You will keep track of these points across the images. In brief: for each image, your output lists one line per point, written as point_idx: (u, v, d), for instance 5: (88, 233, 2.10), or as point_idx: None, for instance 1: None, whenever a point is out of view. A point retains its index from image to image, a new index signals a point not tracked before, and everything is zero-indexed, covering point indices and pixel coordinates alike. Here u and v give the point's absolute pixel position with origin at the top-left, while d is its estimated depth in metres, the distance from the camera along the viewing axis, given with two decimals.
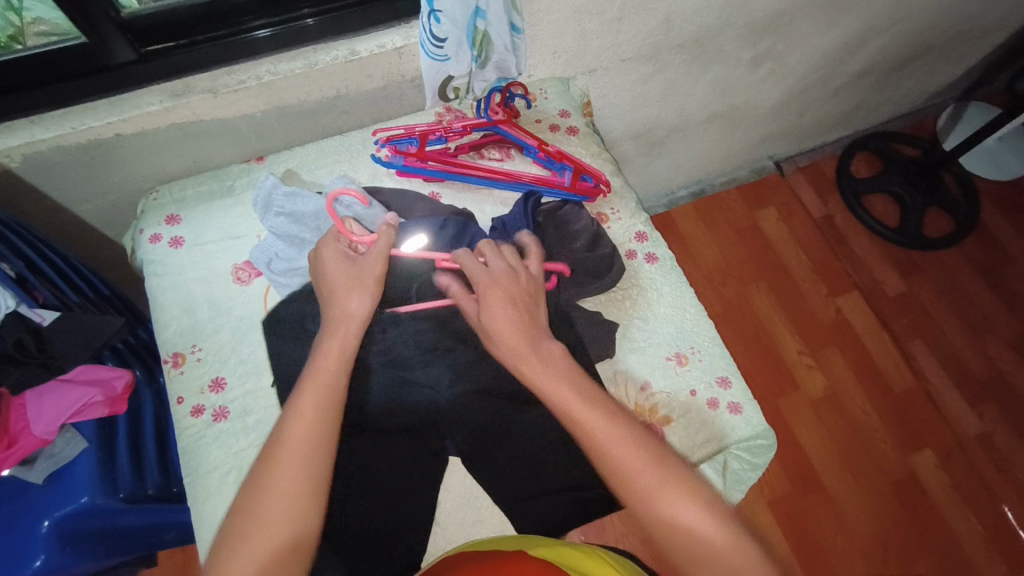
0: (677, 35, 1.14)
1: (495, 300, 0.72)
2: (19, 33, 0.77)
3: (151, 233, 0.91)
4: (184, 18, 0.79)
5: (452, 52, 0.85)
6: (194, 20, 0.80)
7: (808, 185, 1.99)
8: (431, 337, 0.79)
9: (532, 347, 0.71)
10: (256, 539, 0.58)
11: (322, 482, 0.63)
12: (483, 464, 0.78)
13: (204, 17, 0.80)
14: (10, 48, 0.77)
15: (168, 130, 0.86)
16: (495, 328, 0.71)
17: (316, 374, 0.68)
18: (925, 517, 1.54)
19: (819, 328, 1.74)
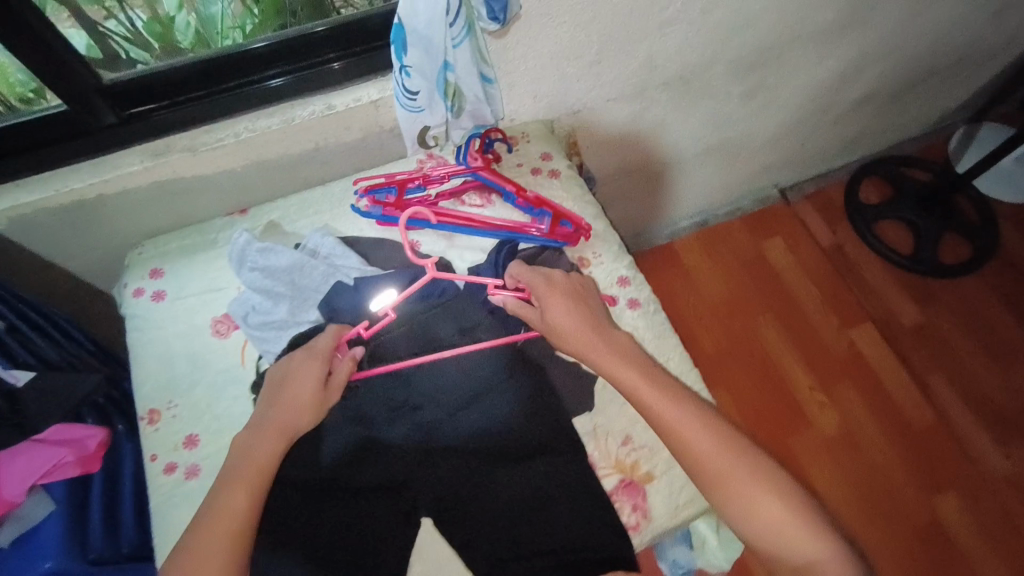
0: (661, 73, 1.13)
1: (557, 301, 0.81)
2: (39, 88, 0.80)
3: (134, 288, 0.92)
4: (167, 83, 0.82)
5: (425, 104, 0.85)
6: (174, 83, 0.82)
7: (815, 213, 1.94)
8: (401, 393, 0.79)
9: (564, 338, 0.80)
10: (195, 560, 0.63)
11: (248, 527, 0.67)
12: (455, 525, 0.74)
13: (183, 79, 0.83)
14: (34, 103, 0.80)
15: (151, 188, 0.88)
16: (559, 324, 0.80)
17: (265, 425, 0.73)
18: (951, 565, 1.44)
19: (830, 362, 1.68)
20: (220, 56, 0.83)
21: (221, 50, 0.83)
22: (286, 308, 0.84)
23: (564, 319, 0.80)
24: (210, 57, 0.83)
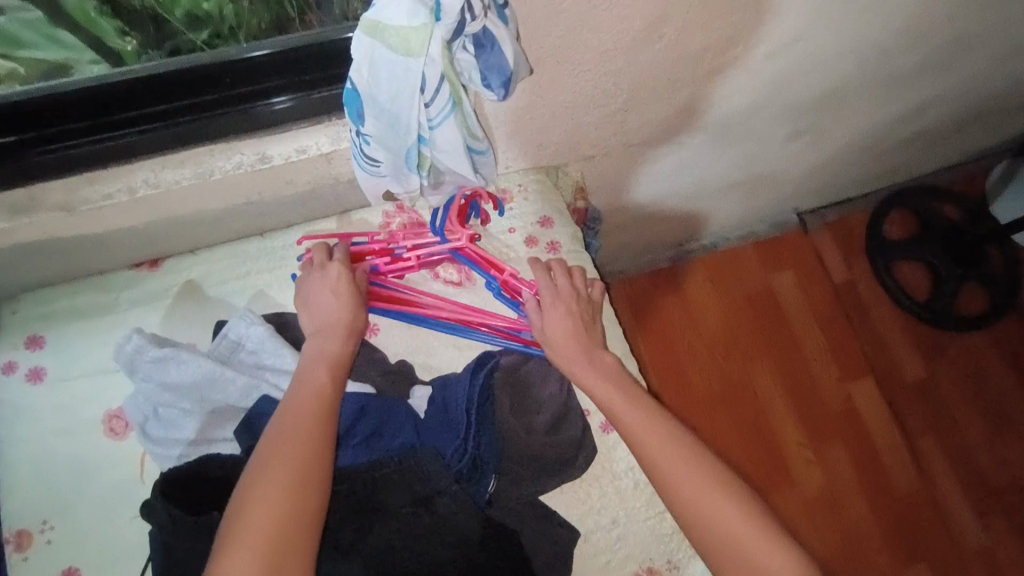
0: (699, 119, 0.91)
1: (557, 312, 0.72)
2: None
3: (4, 361, 0.72)
4: (36, 112, 0.59)
5: (390, 171, 0.63)
6: (47, 111, 0.60)
7: (833, 244, 1.76)
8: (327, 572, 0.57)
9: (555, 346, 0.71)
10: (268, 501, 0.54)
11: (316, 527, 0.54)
12: None
13: (59, 108, 0.60)
14: None
15: (17, 249, 0.66)
16: (550, 335, 0.71)
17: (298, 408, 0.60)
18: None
19: (822, 416, 1.57)
20: (115, 80, 0.60)
21: (118, 72, 0.61)
22: (193, 426, 0.65)
23: (553, 331, 0.71)
24: (99, 81, 0.60)
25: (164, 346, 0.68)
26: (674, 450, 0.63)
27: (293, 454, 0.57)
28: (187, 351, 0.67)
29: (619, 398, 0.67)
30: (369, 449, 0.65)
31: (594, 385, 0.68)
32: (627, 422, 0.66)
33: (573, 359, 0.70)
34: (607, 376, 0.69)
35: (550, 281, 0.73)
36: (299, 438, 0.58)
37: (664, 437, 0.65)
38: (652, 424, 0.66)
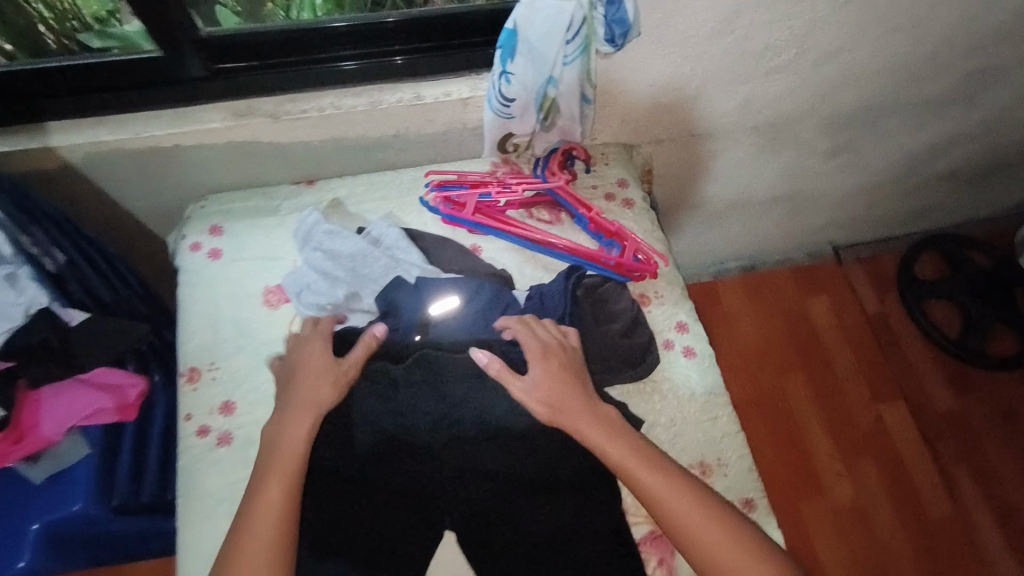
0: (753, 117, 1.09)
1: (547, 378, 0.76)
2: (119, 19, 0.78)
3: (192, 241, 0.91)
4: (261, 44, 0.79)
5: (517, 112, 0.83)
6: (272, 46, 0.79)
7: (866, 278, 1.87)
8: (436, 413, 0.76)
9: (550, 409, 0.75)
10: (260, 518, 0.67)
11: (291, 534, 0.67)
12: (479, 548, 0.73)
13: (280, 43, 0.80)
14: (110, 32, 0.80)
15: (227, 148, 0.85)
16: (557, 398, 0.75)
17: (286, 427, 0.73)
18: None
19: (854, 432, 1.63)
20: (320, 25, 0.80)
21: (325, 22, 0.80)
22: (342, 293, 0.83)
23: (548, 388, 0.76)
24: (309, 25, 0.80)
25: (332, 227, 0.88)
26: (658, 482, 0.71)
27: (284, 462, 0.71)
28: (349, 235, 0.86)
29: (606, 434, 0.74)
30: (483, 321, 0.81)
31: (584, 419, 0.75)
32: (621, 461, 0.72)
33: (561, 398, 0.76)
34: (596, 415, 0.75)
35: (533, 334, 0.78)
36: (295, 452, 0.71)
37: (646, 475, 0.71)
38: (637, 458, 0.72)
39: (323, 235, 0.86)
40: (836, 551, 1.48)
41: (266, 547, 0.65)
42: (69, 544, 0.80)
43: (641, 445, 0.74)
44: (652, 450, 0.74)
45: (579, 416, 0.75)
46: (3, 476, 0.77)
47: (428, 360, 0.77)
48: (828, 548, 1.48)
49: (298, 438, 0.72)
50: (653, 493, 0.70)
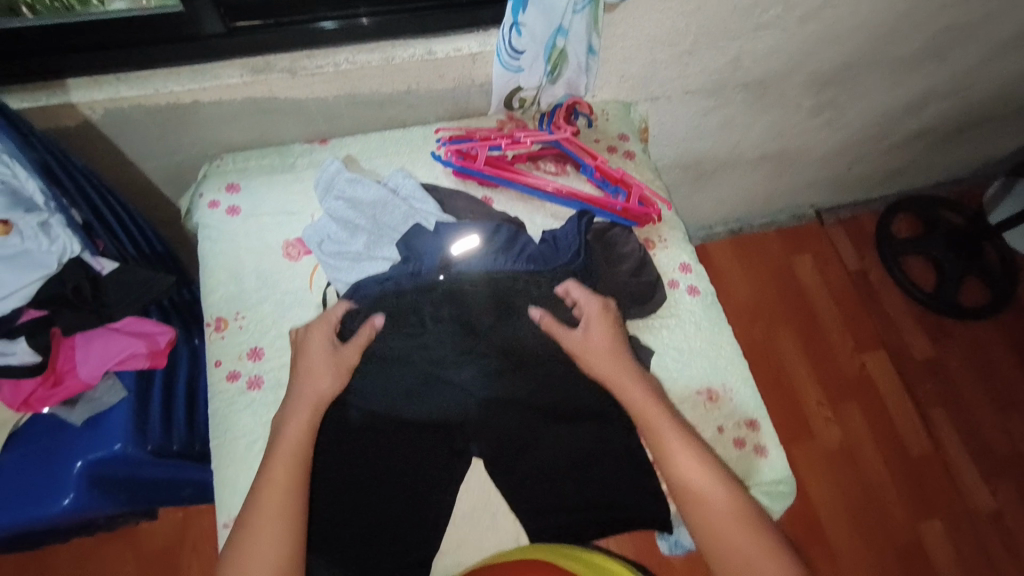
0: (743, 74, 1.14)
1: (600, 330, 0.79)
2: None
3: (210, 199, 0.93)
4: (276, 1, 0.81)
5: (526, 65, 0.89)
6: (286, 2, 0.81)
7: (847, 238, 1.96)
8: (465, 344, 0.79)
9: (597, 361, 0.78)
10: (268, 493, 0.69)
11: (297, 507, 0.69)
12: (502, 467, 0.80)
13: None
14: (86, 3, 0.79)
15: (244, 103, 0.88)
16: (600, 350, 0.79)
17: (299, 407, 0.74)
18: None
19: (840, 380, 1.72)
20: None
21: None
22: (362, 240, 0.86)
23: (596, 338, 0.79)
24: None
25: (353, 175, 0.90)
26: (681, 451, 0.73)
27: (304, 432, 0.73)
28: (368, 183, 0.89)
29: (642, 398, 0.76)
30: (501, 252, 0.81)
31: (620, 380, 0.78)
32: (658, 433, 0.75)
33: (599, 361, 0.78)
34: (633, 379, 0.77)
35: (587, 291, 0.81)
36: (306, 427, 0.73)
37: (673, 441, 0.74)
38: (665, 425, 0.75)
39: (345, 183, 0.89)
40: (823, 496, 1.56)
41: (274, 518, 0.67)
42: (107, 486, 0.83)
43: (670, 416, 0.76)
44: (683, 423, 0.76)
45: (613, 379, 0.78)
46: (41, 421, 0.81)
47: (456, 284, 0.78)
48: (817, 488, 1.57)
49: (312, 404, 0.74)
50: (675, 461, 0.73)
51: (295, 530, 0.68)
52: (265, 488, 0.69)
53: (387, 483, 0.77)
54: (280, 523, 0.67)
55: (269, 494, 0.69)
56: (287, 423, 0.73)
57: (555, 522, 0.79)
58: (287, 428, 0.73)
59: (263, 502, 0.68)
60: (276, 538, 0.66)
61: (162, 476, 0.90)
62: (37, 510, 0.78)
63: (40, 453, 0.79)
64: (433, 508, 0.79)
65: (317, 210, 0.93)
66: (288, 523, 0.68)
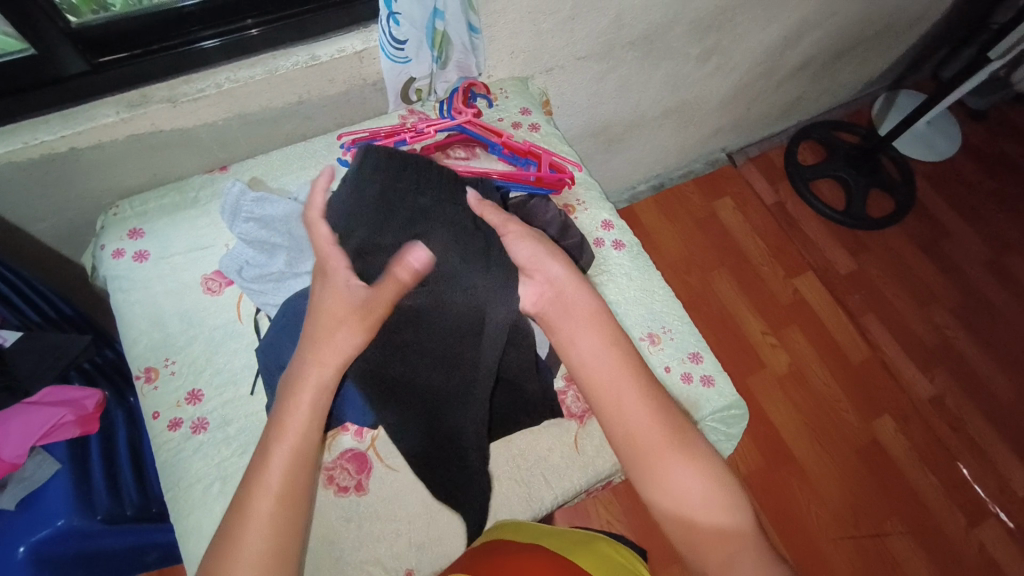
0: (627, 33, 1.18)
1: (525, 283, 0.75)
2: None
3: (113, 249, 0.88)
4: (138, 31, 0.77)
5: (413, 54, 0.90)
6: (150, 29, 0.78)
7: (760, 174, 2.07)
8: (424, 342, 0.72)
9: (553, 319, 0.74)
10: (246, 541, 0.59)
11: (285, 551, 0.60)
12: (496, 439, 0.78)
13: (156, 25, 0.78)
14: None
15: (128, 142, 0.85)
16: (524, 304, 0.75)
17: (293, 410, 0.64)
18: (892, 493, 1.59)
19: (777, 307, 1.82)
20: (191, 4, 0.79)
21: None
22: (283, 258, 0.84)
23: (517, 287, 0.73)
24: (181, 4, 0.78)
25: (259, 193, 0.88)
26: (689, 475, 0.66)
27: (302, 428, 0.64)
28: (275, 198, 0.87)
29: (637, 414, 0.69)
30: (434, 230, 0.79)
31: (612, 394, 0.69)
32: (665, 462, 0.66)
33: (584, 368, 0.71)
34: (630, 393, 0.70)
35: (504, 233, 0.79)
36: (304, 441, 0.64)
37: (674, 460, 0.67)
38: (675, 454, 0.67)
39: (251, 202, 0.87)
40: (784, 421, 1.64)
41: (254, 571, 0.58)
42: (59, 567, 0.78)
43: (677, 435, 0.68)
44: (686, 434, 0.69)
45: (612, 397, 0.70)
46: None
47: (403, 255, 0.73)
48: (777, 411, 1.66)
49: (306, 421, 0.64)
50: (674, 479, 0.66)
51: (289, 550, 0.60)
52: (258, 497, 0.61)
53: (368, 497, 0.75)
54: (275, 541, 0.60)
55: (262, 502, 0.61)
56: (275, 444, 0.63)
57: (525, 490, 0.79)
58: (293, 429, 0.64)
59: (254, 512, 0.60)
60: (265, 561, 0.59)
61: (120, 544, 0.86)
62: None
63: None
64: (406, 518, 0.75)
65: (230, 238, 0.90)
66: (283, 540, 0.60)
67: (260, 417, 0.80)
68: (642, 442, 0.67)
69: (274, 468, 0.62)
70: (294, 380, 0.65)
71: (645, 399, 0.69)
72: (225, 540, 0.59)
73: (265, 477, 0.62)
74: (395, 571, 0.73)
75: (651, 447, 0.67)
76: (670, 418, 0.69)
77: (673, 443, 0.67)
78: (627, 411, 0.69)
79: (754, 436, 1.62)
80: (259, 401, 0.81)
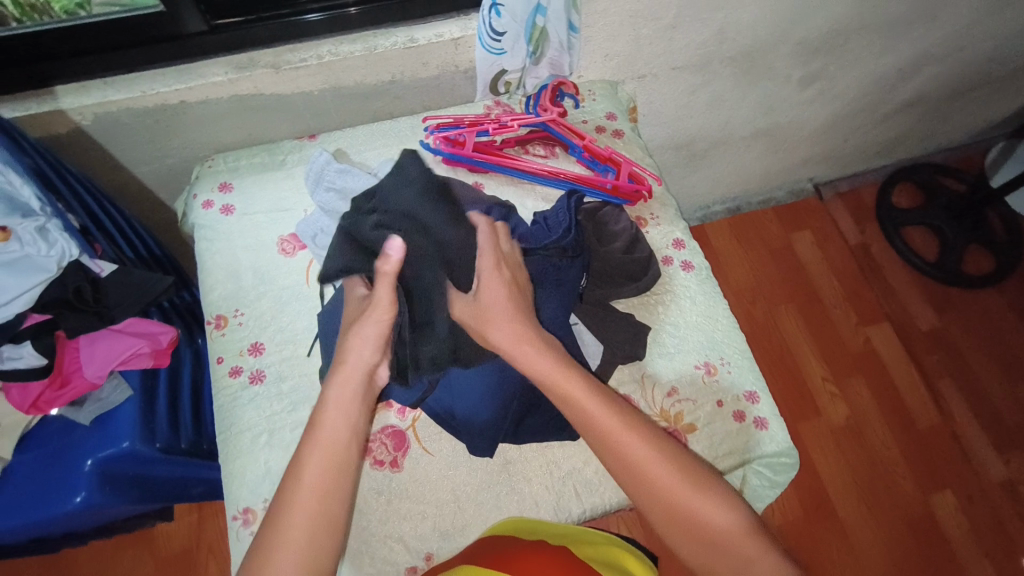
0: (729, 47, 1.14)
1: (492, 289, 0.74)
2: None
3: (204, 199, 0.94)
4: None
5: (508, 47, 0.90)
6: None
7: (846, 211, 1.94)
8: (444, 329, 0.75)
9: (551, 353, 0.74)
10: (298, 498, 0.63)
11: (334, 518, 0.63)
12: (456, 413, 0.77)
13: None
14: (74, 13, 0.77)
15: (231, 102, 0.89)
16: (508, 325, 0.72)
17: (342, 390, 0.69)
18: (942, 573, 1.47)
19: (844, 354, 1.71)
20: None
21: None
22: None
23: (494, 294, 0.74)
24: None
25: (342, 166, 0.91)
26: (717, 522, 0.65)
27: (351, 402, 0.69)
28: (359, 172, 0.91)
29: (659, 468, 0.67)
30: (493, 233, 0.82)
31: (635, 462, 0.67)
32: (689, 514, 0.65)
33: (593, 429, 0.68)
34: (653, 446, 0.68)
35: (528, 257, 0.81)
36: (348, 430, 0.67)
37: (698, 502, 0.66)
38: (698, 506, 0.66)
39: (335, 173, 0.90)
40: (830, 477, 1.55)
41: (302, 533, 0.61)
42: (117, 484, 0.84)
43: (702, 487, 0.67)
44: (711, 483, 0.68)
45: (621, 448, 0.68)
46: (49, 425, 0.82)
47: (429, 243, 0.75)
48: (826, 463, 1.56)
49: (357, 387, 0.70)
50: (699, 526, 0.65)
51: (336, 521, 0.63)
52: (316, 457, 0.65)
53: (401, 475, 0.77)
54: (319, 519, 0.63)
55: (316, 458, 0.65)
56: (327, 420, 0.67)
57: (554, 499, 0.78)
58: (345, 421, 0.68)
59: (310, 469, 0.64)
60: (315, 521, 0.62)
61: (172, 474, 0.92)
62: (51, 509, 0.79)
63: (52, 453, 0.80)
64: (432, 500, 0.76)
65: (309, 205, 0.94)
66: (340, 479, 0.65)
67: (311, 379, 0.83)
68: (670, 502, 0.66)
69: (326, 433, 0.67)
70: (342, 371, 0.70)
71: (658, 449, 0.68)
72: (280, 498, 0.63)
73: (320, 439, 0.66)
74: (416, 553, 0.74)
75: (681, 498, 0.66)
76: (690, 465, 0.69)
77: (702, 492, 0.66)
78: (650, 477, 0.66)
79: (797, 488, 1.53)
80: (314, 363, 0.84)
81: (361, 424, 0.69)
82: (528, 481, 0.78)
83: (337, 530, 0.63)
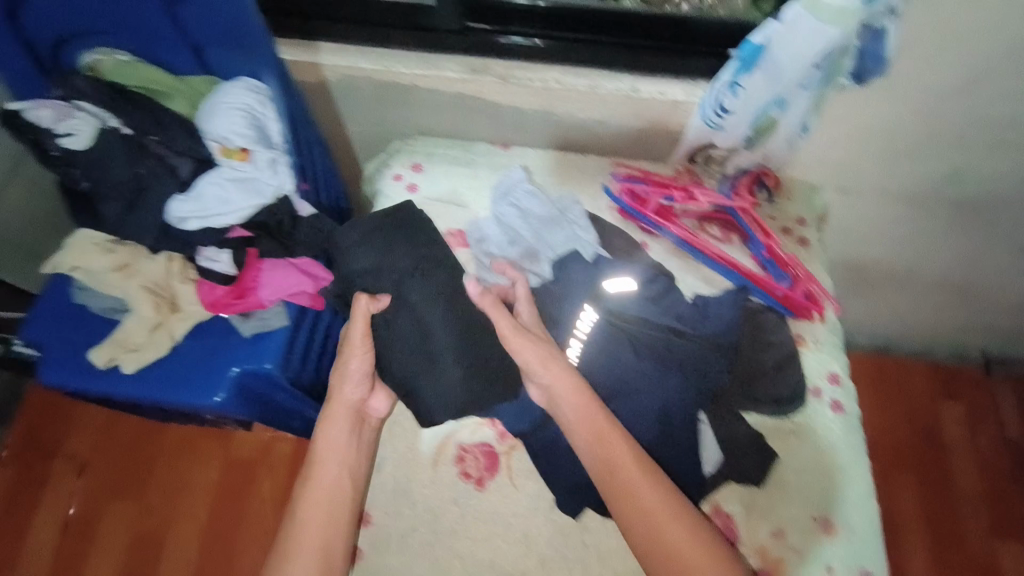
0: (956, 190, 1.03)
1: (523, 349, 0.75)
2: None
3: (396, 172, 1.00)
4: (509, 11, 0.86)
5: (729, 125, 0.85)
6: (519, 15, 0.87)
7: (1017, 401, 1.66)
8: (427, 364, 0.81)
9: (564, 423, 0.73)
10: (301, 535, 0.70)
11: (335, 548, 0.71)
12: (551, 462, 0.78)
13: (526, 14, 0.87)
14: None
15: (453, 96, 0.94)
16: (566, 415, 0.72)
17: (330, 432, 0.77)
18: None
19: (956, 556, 1.49)
20: (566, 8, 0.86)
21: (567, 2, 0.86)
22: (519, 252, 0.88)
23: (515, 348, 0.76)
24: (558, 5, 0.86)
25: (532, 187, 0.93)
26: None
27: (342, 442, 0.77)
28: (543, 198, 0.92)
29: (659, 516, 0.66)
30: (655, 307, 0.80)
31: (667, 547, 0.65)
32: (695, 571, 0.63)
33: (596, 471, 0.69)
34: (654, 490, 0.68)
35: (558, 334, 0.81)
36: (336, 473, 0.75)
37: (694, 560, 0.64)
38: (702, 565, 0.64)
39: (523, 193, 0.92)
40: None
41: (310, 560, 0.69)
42: (247, 397, 0.84)
43: (702, 544, 0.65)
44: (710, 541, 0.66)
45: (625, 494, 0.68)
46: None
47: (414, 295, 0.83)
48: None
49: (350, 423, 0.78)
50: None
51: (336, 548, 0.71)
52: (314, 496, 0.73)
53: (481, 497, 0.78)
54: (322, 545, 0.70)
55: (313, 495, 0.73)
56: (323, 462, 0.75)
57: None
58: (334, 459, 0.76)
59: (309, 508, 0.72)
60: (317, 551, 0.70)
61: (289, 405, 0.91)
62: (189, 400, 0.79)
63: (206, 349, 0.81)
64: (502, 534, 0.77)
65: (482, 209, 0.96)
66: (334, 510, 0.73)
67: None
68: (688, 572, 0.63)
69: (323, 472, 0.75)
70: (328, 416, 0.78)
71: (658, 496, 0.68)
72: (287, 534, 0.71)
73: (318, 477, 0.74)
74: None
75: (682, 553, 0.64)
76: (689, 519, 0.67)
77: (701, 549, 0.65)
78: (666, 544, 0.65)
79: None
80: None
81: (348, 462, 0.77)
82: (598, 558, 0.76)
83: (334, 564, 0.70)
